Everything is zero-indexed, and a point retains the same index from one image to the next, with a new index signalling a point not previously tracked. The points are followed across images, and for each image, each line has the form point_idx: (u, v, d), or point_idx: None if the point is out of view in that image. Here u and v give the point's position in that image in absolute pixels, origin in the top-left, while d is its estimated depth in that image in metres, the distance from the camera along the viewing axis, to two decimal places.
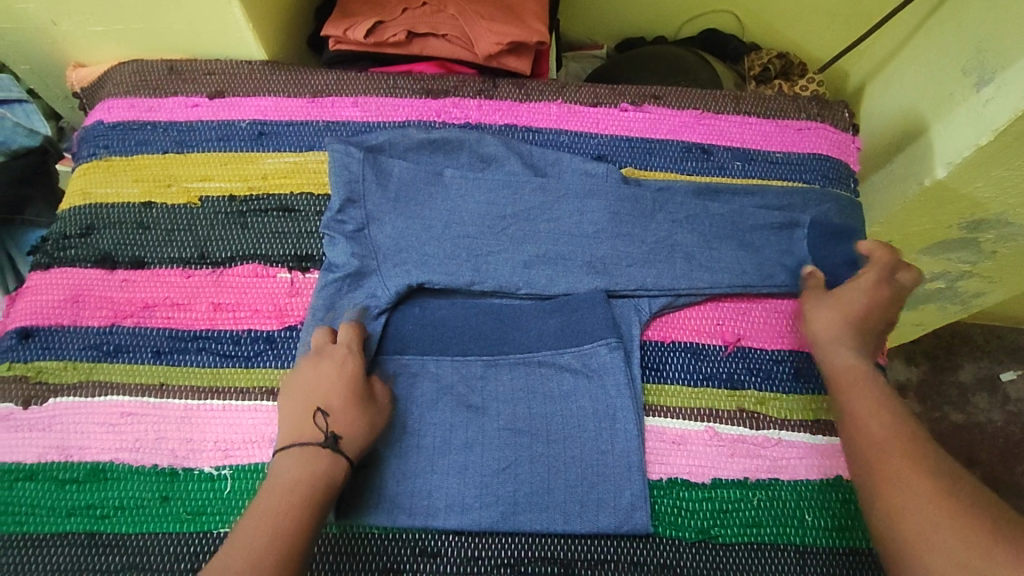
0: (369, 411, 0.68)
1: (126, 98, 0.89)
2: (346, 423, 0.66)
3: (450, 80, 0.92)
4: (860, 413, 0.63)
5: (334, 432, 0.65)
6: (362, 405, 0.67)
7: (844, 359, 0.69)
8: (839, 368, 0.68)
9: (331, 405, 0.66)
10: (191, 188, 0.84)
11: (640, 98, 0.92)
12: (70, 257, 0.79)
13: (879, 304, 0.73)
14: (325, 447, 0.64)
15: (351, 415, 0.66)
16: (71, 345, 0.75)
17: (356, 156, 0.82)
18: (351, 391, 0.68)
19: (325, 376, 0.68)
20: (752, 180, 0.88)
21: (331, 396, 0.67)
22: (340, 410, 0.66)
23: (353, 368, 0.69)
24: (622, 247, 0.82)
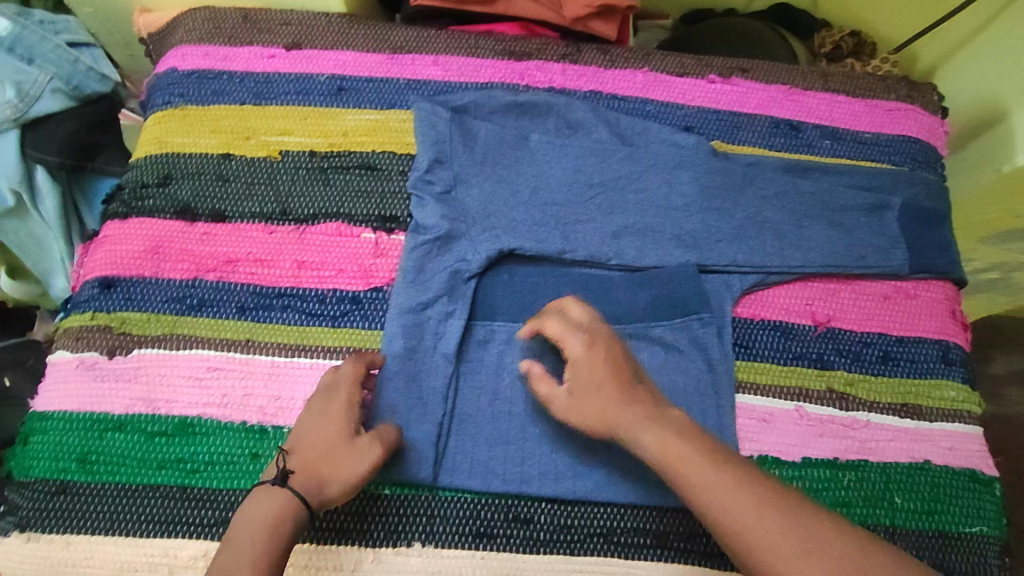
0: (345, 453, 0.61)
1: (200, 45, 0.85)
2: (307, 465, 0.60)
3: (534, 42, 0.89)
4: (697, 492, 0.55)
5: (289, 469, 0.59)
6: (336, 446, 0.61)
7: (654, 437, 0.59)
8: (652, 452, 0.58)
9: (299, 444, 0.61)
10: (270, 142, 0.81)
11: (727, 71, 0.90)
12: (149, 207, 0.77)
13: (608, 367, 0.63)
14: (272, 489, 0.58)
15: (321, 455, 0.60)
16: (153, 297, 0.73)
17: (444, 117, 0.80)
18: (325, 427, 0.62)
19: (306, 415, 0.63)
20: (840, 160, 0.87)
21: (303, 437, 0.62)
22: (305, 448, 0.61)
23: (336, 404, 0.63)
24: (711, 221, 0.80)
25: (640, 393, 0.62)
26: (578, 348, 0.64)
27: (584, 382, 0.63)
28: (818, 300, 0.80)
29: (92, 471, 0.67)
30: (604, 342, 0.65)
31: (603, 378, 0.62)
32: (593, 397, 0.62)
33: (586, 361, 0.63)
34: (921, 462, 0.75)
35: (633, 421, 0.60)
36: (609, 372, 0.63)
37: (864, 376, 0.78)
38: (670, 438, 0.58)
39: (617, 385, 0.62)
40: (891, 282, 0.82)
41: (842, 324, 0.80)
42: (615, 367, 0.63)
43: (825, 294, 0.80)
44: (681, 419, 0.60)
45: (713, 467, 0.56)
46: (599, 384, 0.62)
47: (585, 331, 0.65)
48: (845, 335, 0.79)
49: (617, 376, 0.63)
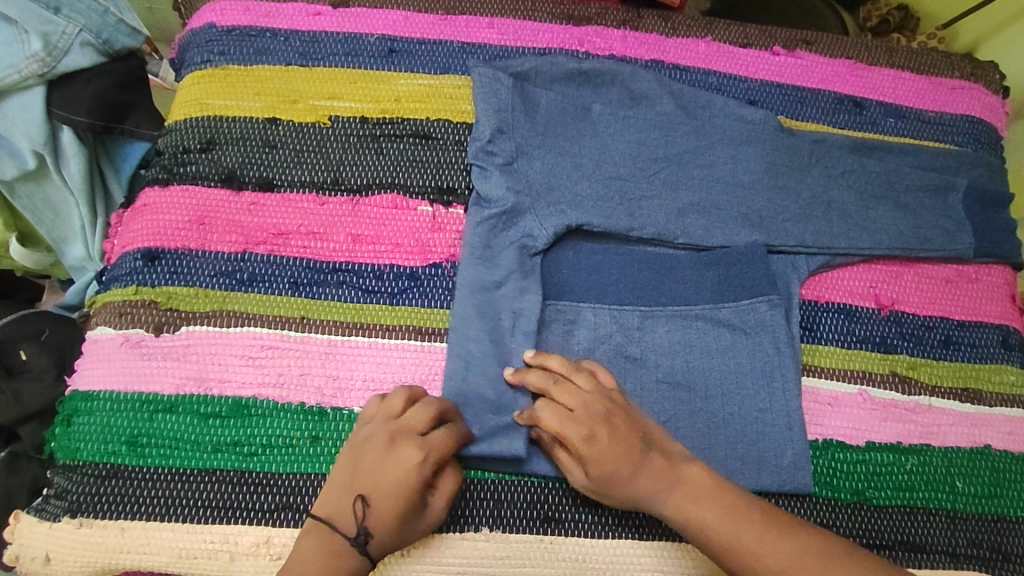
0: (414, 523, 0.59)
1: (240, 0, 0.80)
2: (382, 530, 0.57)
3: (592, 7, 0.86)
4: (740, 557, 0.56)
5: (368, 532, 0.56)
6: (412, 516, 0.59)
7: (672, 500, 0.60)
8: (675, 517, 0.60)
9: (379, 502, 0.57)
10: (318, 105, 0.77)
11: (792, 43, 0.88)
12: (191, 173, 0.72)
13: (610, 456, 0.60)
14: (344, 548, 0.56)
15: (396, 526, 0.58)
16: (200, 271, 0.69)
17: (505, 84, 0.77)
18: (409, 491, 0.58)
19: (389, 467, 0.58)
20: (904, 139, 0.85)
21: (381, 492, 0.57)
22: (385, 512, 0.57)
23: (423, 473, 0.58)
24: (778, 200, 0.78)
25: (651, 460, 0.61)
26: (586, 444, 0.60)
27: (597, 475, 0.61)
28: (882, 282, 0.79)
29: (143, 454, 0.63)
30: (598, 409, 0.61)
31: (617, 459, 0.60)
32: (604, 480, 0.61)
33: (600, 454, 0.60)
34: (981, 447, 0.74)
35: (650, 489, 0.60)
36: (617, 455, 0.60)
37: (926, 360, 0.77)
38: (692, 505, 0.59)
39: (627, 465, 0.60)
40: (953, 266, 0.81)
41: (905, 307, 0.78)
42: (621, 448, 0.60)
43: (889, 277, 0.79)
44: (697, 474, 0.60)
45: (738, 524, 0.57)
46: (617, 471, 0.60)
47: (590, 418, 0.61)
48: (909, 319, 0.78)
49: (624, 460, 0.60)
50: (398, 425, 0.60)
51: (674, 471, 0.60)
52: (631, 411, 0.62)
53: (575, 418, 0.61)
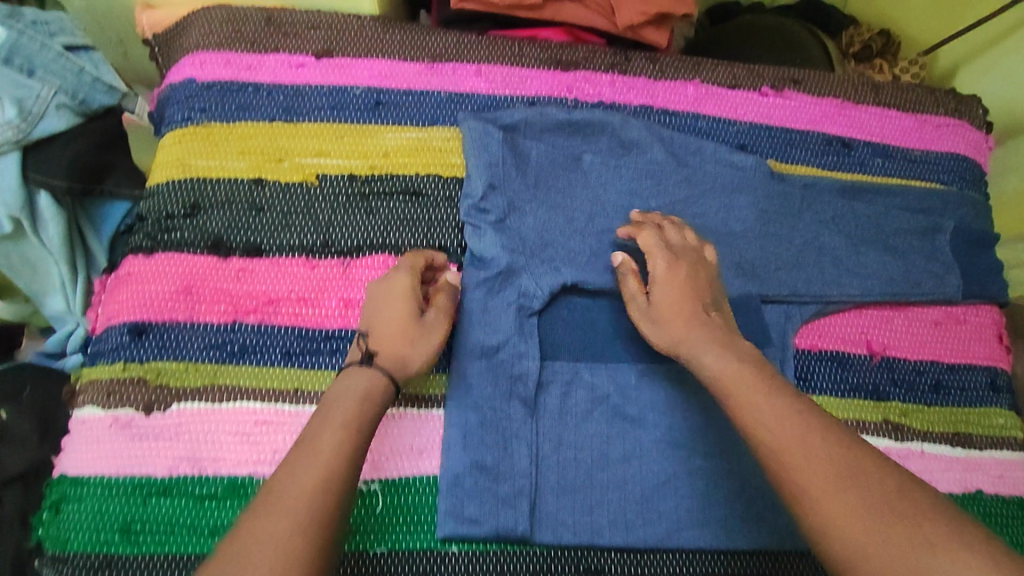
0: (418, 330, 0.64)
1: (220, 53, 0.77)
2: (389, 343, 0.62)
3: (580, 50, 0.84)
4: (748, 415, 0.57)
5: (371, 351, 0.61)
6: (411, 321, 0.64)
7: (714, 358, 0.62)
8: (716, 372, 0.62)
9: (378, 318, 0.63)
10: (305, 164, 0.75)
11: (780, 82, 0.87)
12: (176, 240, 0.70)
13: (686, 289, 0.68)
14: (360, 367, 0.60)
15: (397, 337, 0.62)
16: (190, 343, 0.67)
17: (496, 138, 0.76)
18: (399, 308, 0.64)
19: (378, 299, 0.65)
20: (892, 180, 0.86)
21: (376, 322, 0.63)
22: (383, 326, 0.63)
23: (405, 284, 0.65)
24: (769, 248, 0.79)
25: (714, 319, 0.67)
26: (666, 266, 0.69)
27: (662, 296, 0.68)
28: (873, 328, 0.80)
29: (137, 542, 0.62)
30: (687, 258, 0.70)
31: (687, 291, 0.68)
32: (671, 307, 0.67)
33: (675, 278, 0.69)
34: (974, 492, 0.75)
35: (703, 342, 0.64)
36: (687, 291, 0.68)
37: (918, 406, 0.78)
38: (734, 363, 0.61)
39: (690, 309, 0.67)
40: (942, 308, 0.82)
41: (896, 352, 0.79)
42: (691, 295, 0.68)
43: (880, 322, 0.80)
44: (749, 350, 0.64)
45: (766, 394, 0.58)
46: (686, 303, 0.67)
47: (679, 257, 0.70)
48: (899, 365, 0.79)
49: (693, 299, 0.68)
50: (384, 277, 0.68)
51: (732, 335, 0.66)
52: (716, 288, 0.71)
53: (666, 252, 0.70)
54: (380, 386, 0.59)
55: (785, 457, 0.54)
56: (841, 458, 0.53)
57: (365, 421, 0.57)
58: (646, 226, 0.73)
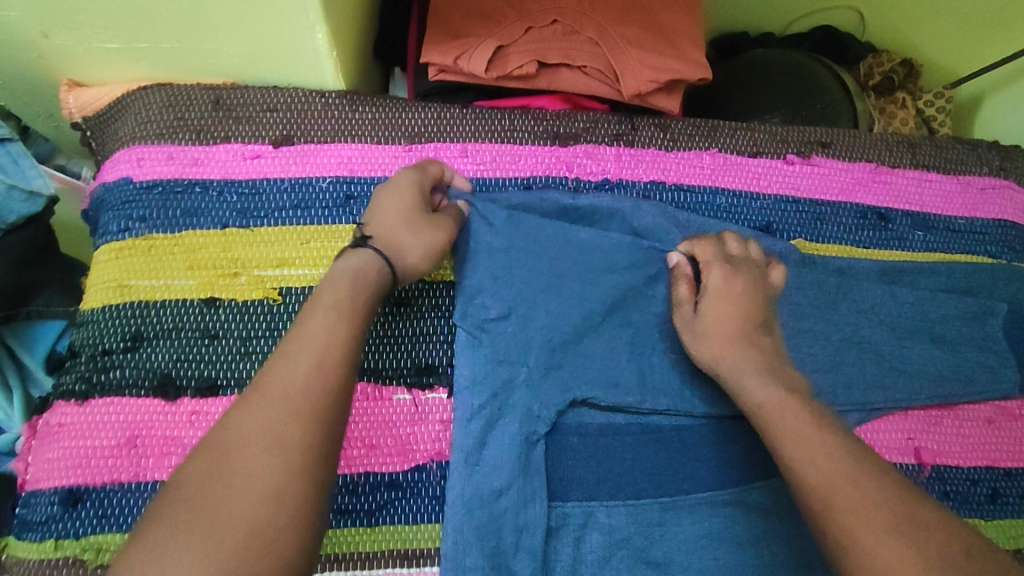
0: (422, 221, 0.61)
1: (162, 145, 0.66)
2: (387, 232, 0.59)
3: (580, 119, 0.73)
4: (792, 446, 0.54)
5: (371, 235, 0.59)
6: (415, 215, 0.60)
7: (770, 384, 0.59)
8: (758, 400, 0.59)
9: (379, 212, 0.60)
10: (265, 276, 0.64)
11: (806, 147, 0.77)
12: (116, 381, 0.60)
13: (740, 306, 0.64)
14: (356, 248, 0.58)
15: (399, 226, 0.60)
16: (135, 510, 0.57)
17: (499, 219, 0.66)
18: (406, 197, 0.61)
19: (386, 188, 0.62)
20: (935, 255, 0.76)
21: (382, 216, 0.60)
22: (385, 215, 0.60)
23: (417, 185, 0.62)
24: (805, 348, 0.70)
25: (763, 344, 0.63)
26: (722, 280, 0.65)
27: (712, 309, 0.64)
28: (920, 432, 0.70)
29: None
30: (749, 276, 0.66)
31: (740, 307, 0.64)
32: (721, 325, 0.63)
33: (732, 291, 0.64)
34: None
35: (747, 366, 0.61)
36: (742, 310, 0.64)
37: (975, 522, 0.69)
38: (782, 390, 0.58)
39: (738, 326, 0.63)
40: (995, 404, 0.73)
41: (947, 459, 0.70)
42: (743, 313, 0.64)
43: (927, 424, 0.71)
44: (796, 378, 0.61)
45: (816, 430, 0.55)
46: (738, 324, 0.63)
47: (739, 272, 0.65)
48: (951, 473, 0.70)
49: (749, 321, 0.64)
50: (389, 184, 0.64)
51: (778, 363, 0.62)
52: (775, 310, 0.66)
53: (722, 263, 0.66)
54: (372, 263, 0.57)
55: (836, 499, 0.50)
56: (878, 493, 0.50)
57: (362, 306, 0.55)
58: (707, 239, 0.68)
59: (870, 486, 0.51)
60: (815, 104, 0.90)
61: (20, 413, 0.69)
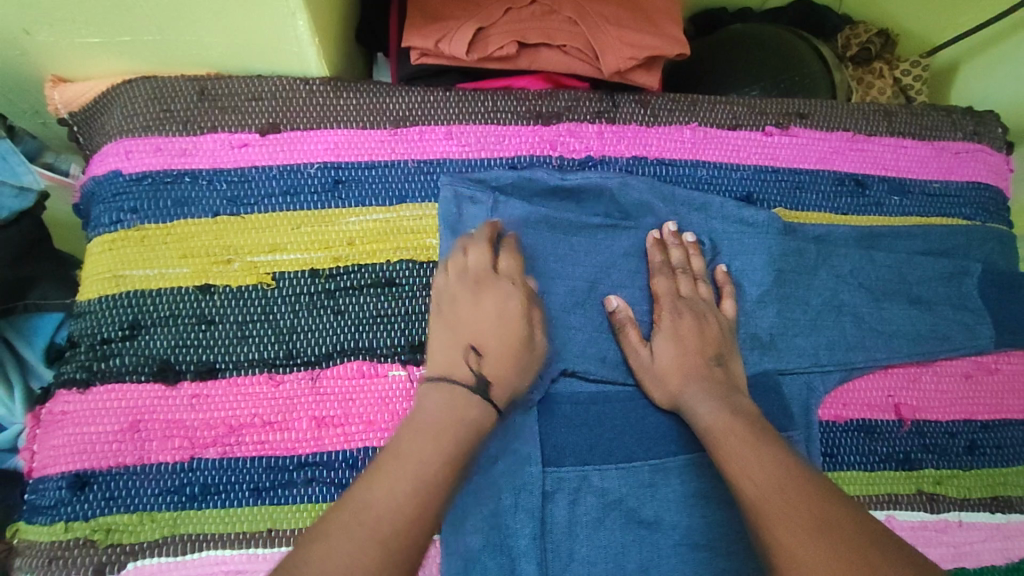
0: (528, 362, 0.63)
1: (150, 138, 0.67)
2: (499, 373, 0.61)
3: (561, 98, 0.75)
4: (728, 454, 0.58)
5: (488, 379, 0.61)
6: (523, 356, 0.63)
7: (711, 410, 0.63)
8: (706, 422, 0.62)
9: (490, 352, 0.62)
10: (258, 263, 0.65)
11: (785, 118, 0.79)
12: (117, 368, 0.61)
13: (690, 344, 0.67)
14: (471, 395, 0.59)
15: (508, 367, 0.62)
16: (142, 490, 0.59)
17: (485, 206, 0.69)
18: (501, 325, 0.63)
19: (483, 311, 0.63)
20: (911, 218, 0.79)
21: (488, 341, 0.62)
22: (498, 356, 0.62)
23: (518, 315, 0.64)
24: (788, 313, 0.72)
25: (714, 374, 0.66)
26: (671, 320, 0.68)
27: (665, 353, 0.66)
28: (899, 389, 0.73)
29: None
30: (698, 311, 0.68)
31: (693, 347, 0.67)
32: (670, 366, 0.66)
33: (679, 331, 0.67)
34: (1017, 562, 0.70)
35: (698, 393, 0.64)
36: (693, 348, 0.67)
37: (953, 472, 0.72)
38: (727, 414, 0.62)
39: (693, 361, 0.66)
40: (972, 359, 0.75)
41: (926, 415, 0.73)
42: (693, 349, 0.66)
43: (906, 381, 0.73)
44: (744, 401, 0.64)
45: (755, 439, 0.59)
46: (685, 361, 0.66)
47: (687, 311, 0.68)
48: (930, 427, 0.72)
49: (695, 355, 0.66)
50: (477, 275, 0.64)
51: (733, 392, 0.65)
52: (733, 340, 0.69)
53: (668, 305, 0.69)
54: (485, 418, 0.59)
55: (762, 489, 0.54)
56: (812, 497, 0.52)
57: (462, 440, 0.56)
58: (662, 269, 0.70)
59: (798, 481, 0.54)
60: (793, 75, 0.91)
61: (22, 406, 0.70)
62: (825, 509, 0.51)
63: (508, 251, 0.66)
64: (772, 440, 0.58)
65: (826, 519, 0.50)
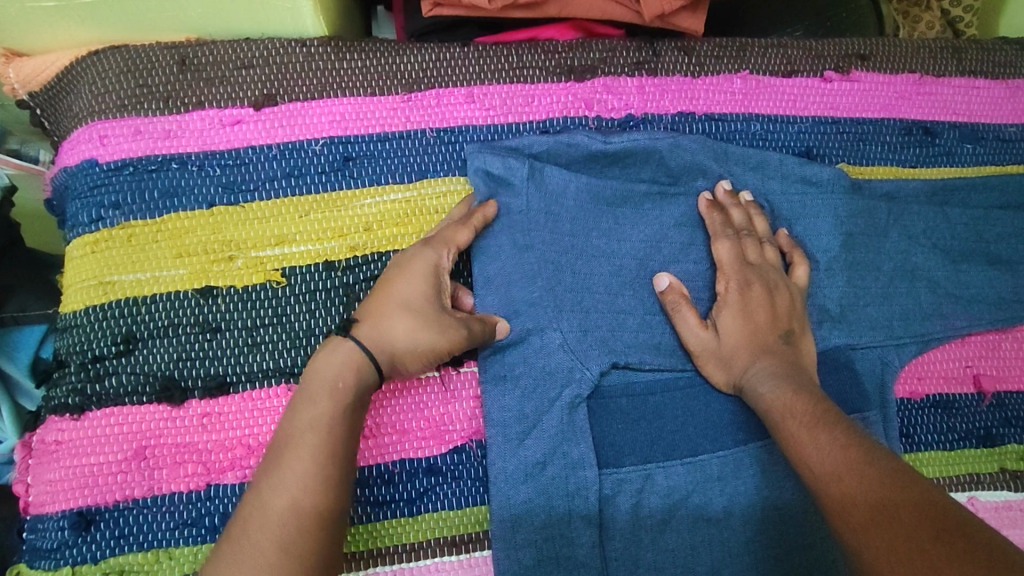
0: (427, 319, 0.52)
1: (126, 119, 0.58)
2: (386, 322, 0.51)
3: (595, 49, 0.66)
4: (796, 445, 0.50)
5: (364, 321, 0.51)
6: (423, 310, 0.52)
7: (773, 390, 0.54)
8: (769, 405, 0.54)
9: (386, 296, 0.52)
10: (263, 258, 0.57)
11: (845, 62, 0.70)
12: (113, 389, 0.54)
13: (755, 320, 0.58)
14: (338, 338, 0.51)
15: (399, 316, 0.51)
16: (154, 525, 0.52)
17: (518, 176, 0.59)
18: (413, 276, 0.53)
19: (388, 274, 0.54)
20: (985, 168, 0.71)
21: (385, 287, 0.53)
22: (386, 305, 0.52)
23: (427, 263, 0.54)
24: (858, 281, 0.64)
25: (784, 352, 0.57)
26: (739, 292, 0.59)
27: (729, 330, 0.58)
28: (978, 359, 0.65)
29: None
30: (765, 280, 0.59)
31: (760, 323, 0.58)
32: (738, 344, 0.58)
33: (747, 304, 0.59)
34: None
35: (763, 371, 0.56)
36: (759, 324, 0.58)
37: None
38: (791, 393, 0.53)
39: (760, 338, 0.58)
40: None
41: (1008, 385, 0.65)
42: (760, 326, 0.58)
43: (985, 349, 0.66)
44: (807, 379, 0.55)
45: (823, 428, 0.49)
46: (756, 339, 0.58)
47: (756, 280, 0.59)
48: (1011, 399, 0.65)
49: (767, 332, 0.58)
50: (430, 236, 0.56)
51: (804, 373, 0.56)
52: (804, 315, 0.60)
53: (728, 274, 0.60)
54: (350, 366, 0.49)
55: (831, 488, 0.45)
56: (881, 485, 0.43)
57: (385, 308, 0.52)
58: (722, 232, 0.61)
59: (868, 467, 0.45)
60: (840, 12, 0.81)
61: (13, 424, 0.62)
62: (893, 498, 0.42)
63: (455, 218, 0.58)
64: (843, 426, 0.49)
65: (884, 513, 0.41)
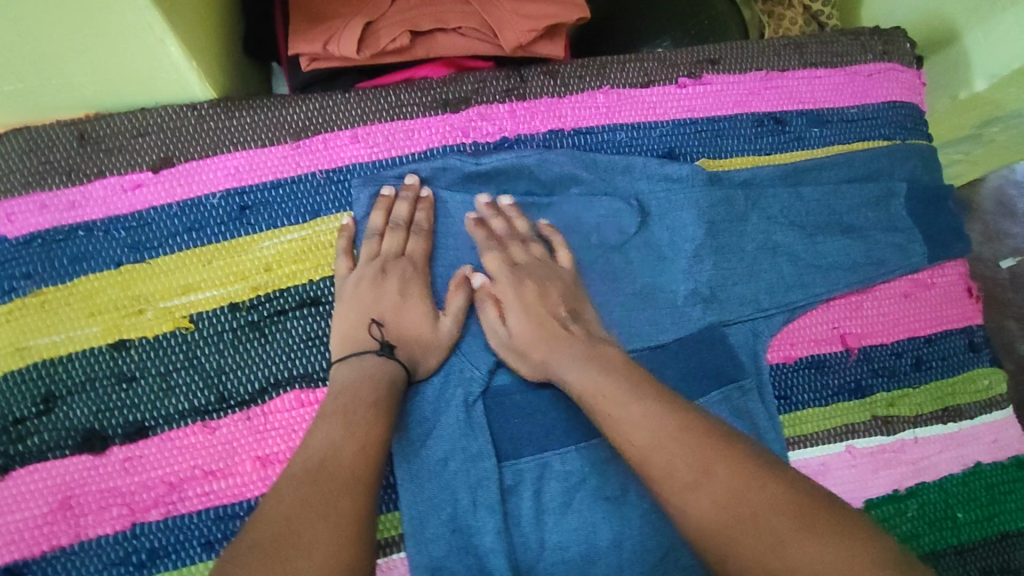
0: (438, 335, 0.63)
1: (31, 195, 0.63)
2: (403, 342, 0.61)
3: (466, 82, 0.71)
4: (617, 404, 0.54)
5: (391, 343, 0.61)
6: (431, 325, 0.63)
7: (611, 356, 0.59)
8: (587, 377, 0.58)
9: (395, 320, 0.62)
10: (172, 307, 0.62)
11: (697, 67, 0.77)
12: (37, 447, 0.57)
13: (590, 298, 0.65)
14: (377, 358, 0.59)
15: (420, 335, 0.62)
16: (84, 569, 0.56)
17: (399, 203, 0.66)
18: (416, 303, 0.63)
19: (386, 296, 0.62)
20: (833, 147, 0.78)
21: (392, 314, 0.62)
22: (402, 327, 0.62)
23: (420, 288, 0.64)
24: (724, 264, 0.71)
25: None
26: (576, 281, 0.66)
27: (578, 316, 0.64)
28: (844, 320, 0.72)
29: None
30: None
31: (595, 301, 0.65)
32: (583, 326, 0.64)
33: (585, 289, 0.65)
34: (972, 467, 0.71)
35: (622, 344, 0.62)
36: (594, 302, 0.65)
37: (903, 391, 0.72)
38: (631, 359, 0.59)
39: (599, 313, 0.64)
40: (908, 277, 0.75)
41: (872, 340, 0.72)
42: (598, 303, 0.65)
43: (849, 310, 0.72)
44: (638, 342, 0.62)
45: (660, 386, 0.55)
46: (599, 319, 0.64)
47: None
48: (876, 352, 0.72)
49: (603, 309, 0.64)
50: (385, 260, 0.64)
51: None
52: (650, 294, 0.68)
53: (567, 264, 0.67)
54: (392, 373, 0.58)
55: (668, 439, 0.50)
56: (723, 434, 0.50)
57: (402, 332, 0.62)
58: (559, 227, 0.68)
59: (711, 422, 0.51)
60: (702, 20, 0.89)
61: None
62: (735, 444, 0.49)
63: (428, 225, 0.67)
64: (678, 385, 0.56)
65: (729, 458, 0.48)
